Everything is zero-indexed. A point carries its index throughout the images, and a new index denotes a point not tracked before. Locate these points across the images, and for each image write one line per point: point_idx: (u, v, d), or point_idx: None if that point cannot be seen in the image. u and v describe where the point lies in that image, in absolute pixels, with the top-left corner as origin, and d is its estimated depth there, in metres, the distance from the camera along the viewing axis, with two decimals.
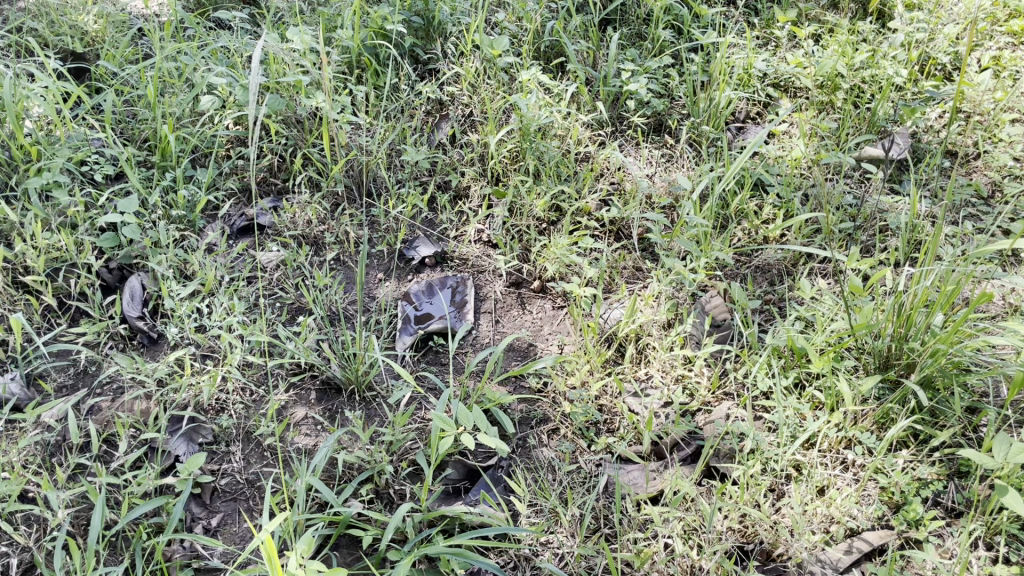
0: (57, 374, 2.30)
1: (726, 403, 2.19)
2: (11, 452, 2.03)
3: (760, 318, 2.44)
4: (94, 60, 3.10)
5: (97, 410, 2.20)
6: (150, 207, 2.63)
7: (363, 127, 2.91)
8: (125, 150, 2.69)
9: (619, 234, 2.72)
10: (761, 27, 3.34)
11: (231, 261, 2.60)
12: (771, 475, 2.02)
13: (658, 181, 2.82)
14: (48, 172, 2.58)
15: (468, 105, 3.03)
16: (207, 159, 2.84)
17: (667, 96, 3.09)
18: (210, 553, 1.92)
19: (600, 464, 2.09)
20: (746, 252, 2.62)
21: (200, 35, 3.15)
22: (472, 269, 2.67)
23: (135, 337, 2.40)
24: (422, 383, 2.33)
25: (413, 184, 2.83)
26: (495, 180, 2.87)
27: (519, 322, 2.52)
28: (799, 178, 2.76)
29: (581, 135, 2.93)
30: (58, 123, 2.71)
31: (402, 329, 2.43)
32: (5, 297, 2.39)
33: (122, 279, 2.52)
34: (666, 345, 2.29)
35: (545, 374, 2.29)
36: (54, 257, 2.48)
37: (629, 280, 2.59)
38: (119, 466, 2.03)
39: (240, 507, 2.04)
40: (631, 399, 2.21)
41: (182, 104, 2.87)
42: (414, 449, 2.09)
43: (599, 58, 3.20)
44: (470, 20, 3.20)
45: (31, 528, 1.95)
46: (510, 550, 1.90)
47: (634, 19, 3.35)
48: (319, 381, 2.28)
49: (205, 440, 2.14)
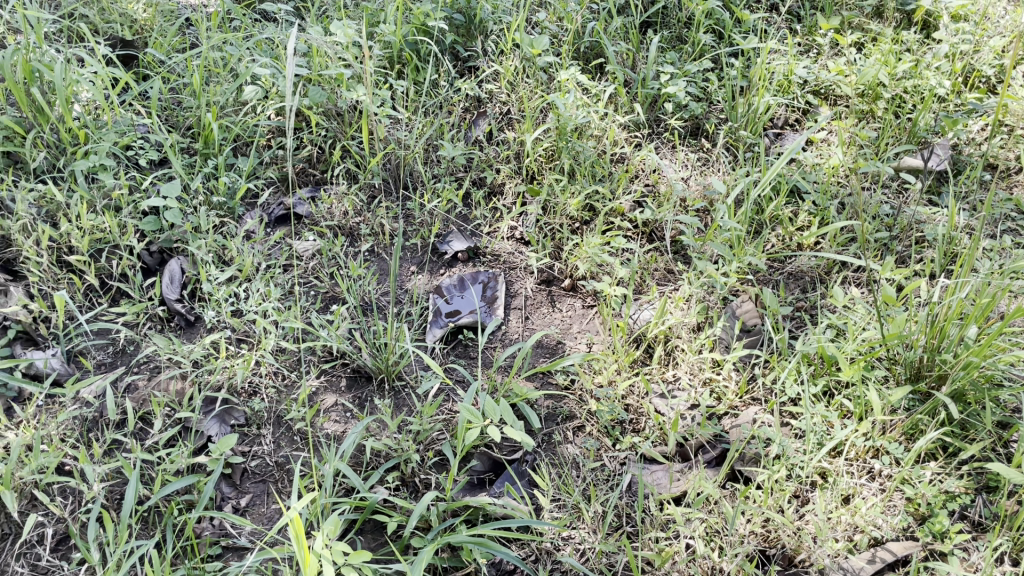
0: (97, 352, 2.37)
1: (753, 407, 2.19)
2: (50, 426, 2.09)
3: (792, 325, 2.43)
4: (141, 48, 3.18)
5: (134, 388, 2.25)
6: (192, 192, 2.70)
7: (402, 122, 2.95)
8: (170, 137, 2.76)
9: (652, 235, 2.73)
10: (803, 34, 3.34)
11: (268, 248, 2.65)
12: (796, 481, 2.01)
13: (693, 183, 2.82)
14: (95, 156, 2.67)
15: (506, 103, 3.07)
16: (248, 148, 2.91)
17: (705, 100, 3.10)
18: (238, 532, 1.96)
19: (624, 462, 2.11)
20: (779, 258, 2.60)
21: (246, 27, 3.22)
22: (504, 266, 2.69)
23: (173, 319, 2.45)
24: (450, 376, 2.36)
25: (449, 179, 2.86)
26: (530, 178, 2.89)
27: (549, 319, 2.53)
28: (836, 186, 2.74)
29: (618, 136, 2.95)
30: (106, 109, 2.79)
31: (432, 322, 2.47)
32: (50, 276, 2.46)
33: (162, 262, 2.58)
34: (694, 347, 2.29)
35: (573, 372, 2.29)
36: (97, 238, 2.54)
37: (660, 281, 2.60)
38: (153, 443, 2.08)
39: (269, 489, 2.08)
40: (658, 400, 2.22)
41: (226, 93, 2.93)
42: (441, 439, 2.11)
43: (639, 59, 3.22)
44: (511, 20, 3.23)
45: (67, 499, 2.00)
46: (532, 544, 1.91)
47: (674, 22, 3.36)
48: (350, 369, 2.32)
49: (237, 422, 2.18)
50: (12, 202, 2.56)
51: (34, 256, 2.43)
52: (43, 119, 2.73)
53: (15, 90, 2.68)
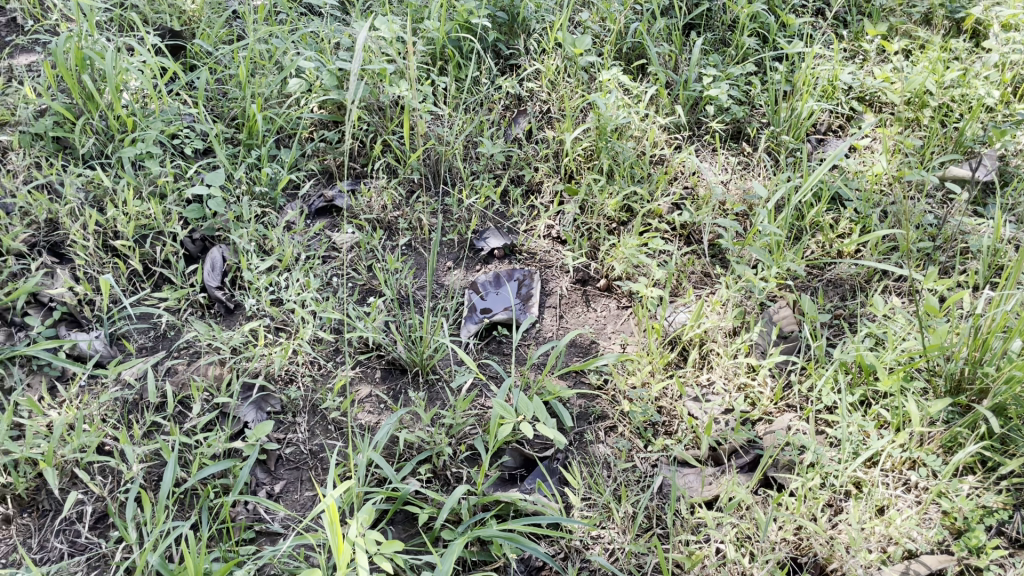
0: (139, 335, 2.41)
1: (788, 414, 2.18)
2: (92, 406, 2.14)
3: (830, 333, 2.41)
4: (189, 39, 3.23)
5: (173, 372, 2.29)
6: (235, 182, 2.74)
7: (442, 118, 2.97)
8: (215, 127, 2.81)
9: (690, 238, 2.71)
10: (850, 40, 3.31)
11: (308, 239, 2.68)
12: (830, 490, 1.99)
13: (733, 187, 2.81)
14: (142, 144, 2.73)
15: (546, 102, 3.08)
16: (291, 140, 2.95)
17: (748, 104, 3.08)
18: (271, 518, 1.99)
19: (655, 464, 2.10)
20: (819, 265, 2.58)
21: (292, 21, 3.26)
22: (540, 264, 2.70)
23: (213, 306, 2.49)
24: (484, 371, 2.37)
25: (487, 176, 2.88)
26: (569, 177, 2.89)
27: (583, 319, 2.53)
28: (878, 195, 2.71)
29: (658, 137, 2.94)
30: (153, 98, 2.85)
31: (467, 317, 2.48)
32: (96, 259, 2.51)
33: (204, 250, 2.62)
34: (730, 351, 2.28)
35: (606, 372, 2.29)
36: (142, 224, 2.59)
37: (696, 285, 2.58)
38: (191, 427, 2.12)
39: (302, 477, 2.10)
40: (691, 404, 2.21)
41: (271, 86, 2.97)
42: (473, 434, 2.12)
43: (681, 61, 3.20)
44: (554, 19, 3.24)
45: (106, 479, 2.03)
46: (561, 541, 1.91)
47: (718, 25, 3.34)
48: (385, 361, 2.35)
49: (273, 409, 2.21)
50: (60, 186, 2.65)
51: (80, 240, 2.49)
52: (93, 106, 2.79)
53: (67, 76, 2.75)
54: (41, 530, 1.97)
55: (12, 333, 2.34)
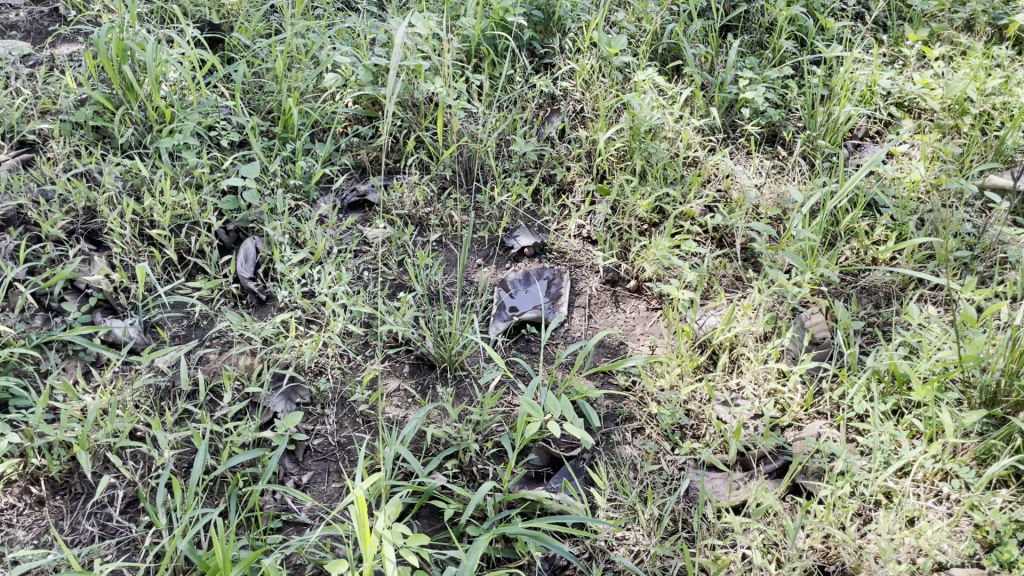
0: (172, 324, 2.44)
1: (818, 422, 2.16)
2: (125, 392, 2.17)
3: (863, 340, 2.38)
4: (227, 32, 3.27)
5: (205, 360, 2.31)
6: (270, 174, 2.77)
7: (476, 115, 2.97)
8: (251, 120, 2.84)
9: (722, 241, 2.69)
10: (889, 45, 3.28)
11: (339, 233, 2.70)
12: (859, 499, 1.97)
13: (767, 191, 2.79)
14: (180, 135, 2.76)
15: (580, 101, 3.07)
16: (325, 135, 2.97)
17: (784, 107, 3.05)
18: (298, 508, 2.00)
19: (682, 467, 2.09)
20: (853, 272, 2.55)
21: (329, 16, 3.28)
22: (570, 263, 2.69)
23: (246, 297, 2.52)
24: (512, 369, 2.37)
25: (519, 175, 2.88)
26: (601, 177, 2.89)
27: (612, 319, 2.53)
28: (915, 202, 2.67)
29: (692, 139, 2.92)
30: (192, 90, 2.89)
31: (496, 315, 2.48)
32: (132, 247, 2.54)
33: (238, 241, 2.65)
34: (761, 356, 2.26)
35: (634, 373, 2.28)
36: (178, 214, 2.62)
37: (727, 288, 2.57)
38: (222, 415, 2.14)
39: (330, 468, 2.12)
40: (720, 408, 2.19)
41: (307, 80, 3.00)
42: (500, 431, 2.13)
43: (717, 63, 3.18)
44: (589, 18, 3.24)
45: (138, 464, 2.06)
46: (586, 541, 1.91)
47: (756, 27, 3.32)
48: (414, 356, 2.36)
49: (302, 400, 2.23)
50: (99, 175, 2.70)
51: (117, 228, 2.53)
52: (132, 96, 2.83)
53: (108, 67, 2.79)
54: (73, 512, 2.00)
55: (49, 318, 2.38)
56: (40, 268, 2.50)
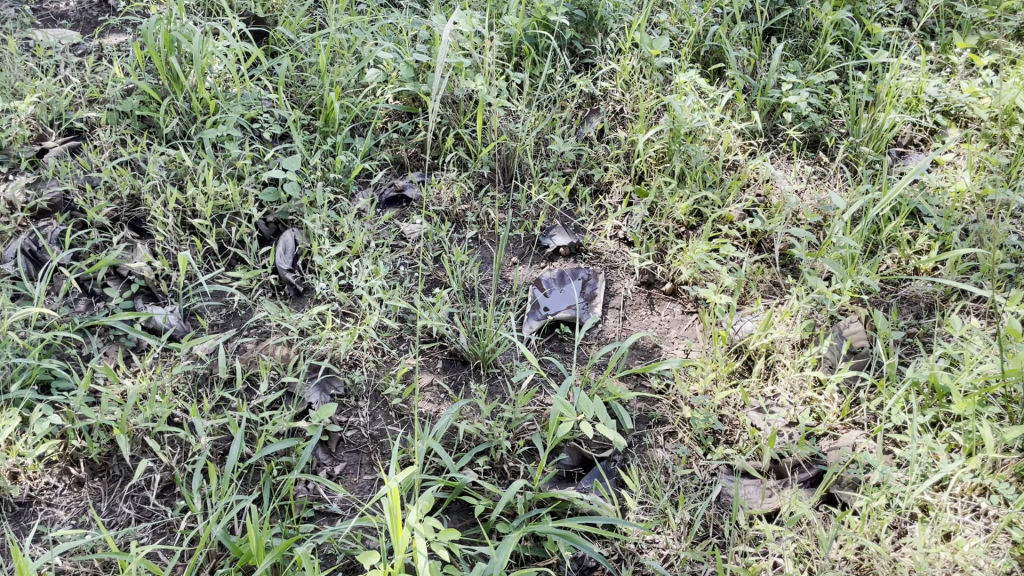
0: (211, 312, 2.48)
1: (854, 432, 2.13)
2: (164, 377, 2.20)
3: (902, 351, 2.34)
4: (272, 26, 3.31)
5: (243, 349, 2.34)
6: (311, 168, 2.80)
7: (515, 114, 2.98)
8: (293, 113, 2.87)
9: (760, 246, 2.67)
10: (937, 52, 3.23)
11: (377, 228, 2.72)
12: (895, 511, 1.94)
13: (807, 198, 2.76)
14: (223, 126, 2.80)
15: (619, 102, 3.06)
16: (365, 129, 2.99)
17: (827, 112, 3.01)
18: (330, 498, 2.02)
19: (714, 472, 2.08)
20: (893, 281, 2.52)
21: (372, 11, 3.31)
22: (606, 264, 2.69)
23: (284, 288, 2.54)
24: (545, 368, 2.38)
25: (557, 174, 2.87)
26: (639, 178, 2.88)
27: (646, 322, 2.52)
28: (960, 212, 2.62)
29: (732, 142, 2.89)
30: (236, 82, 2.93)
31: (530, 314, 2.48)
32: (174, 236, 2.59)
33: (277, 233, 2.68)
34: (797, 364, 2.24)
35: (668, 376, 2.27)
36: (220, 204, 2.65)
37: (765, 294, 2.54)
38: (258, 404, 2.17)
39: (362, 460, 2.14)
40: (754, 414, 2.18)
41: (350, 75, 3.02)
42: (531, 430, 2.13)
43: (760, 66, 3.16)
44: (632, 19, 3.23)
45: (175, 449, 2.08)
46: (616, 543, 1.90)
47: (801, 31, 3.29)
48: (447, 352, 2.38)
49: (337, 391, 2.25)
50: (143, 164, 2.75)
51: (161, 217, 2.57)
52: (178, 87, 2.88)
53: (155, 58, 2.84)
54: (110, 495, 2.04)
55: (92, 303, 2.43)
56: (84, 254, 2.55)
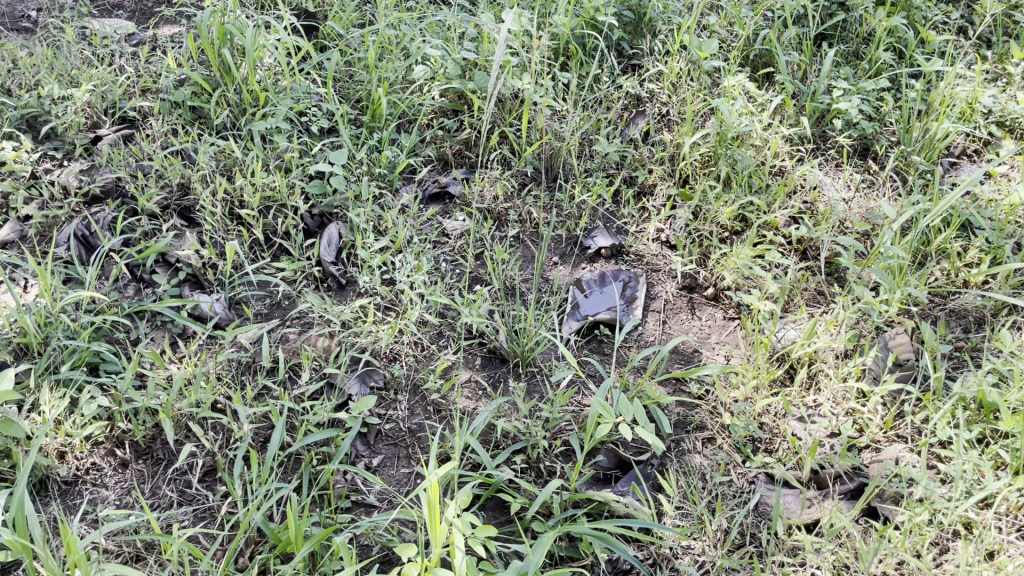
0: (256, 302, 2.51)
1: (897, 445, 2.10)
2: (208, 364, 2.24)
3: (949, 365, 2.30)
4: (322, 20, 3.35)
5: (286, 340, 2.38)
6: (357, 162, 2.83)
7: (560, 113, 2.98)
8: (341, 107, 2.90)
9: (806, 253, 2.64)
10: (993, 61, 3.16)
11: (420, 223, 2.73)
12: (937, 528, 1.90)
13: (855, 206, 2.72)
14: (272, 119, 2.84)
15: (666, 104, 3.05)
16: (411, 125, 3.01)
17: (878, 120, 2.97)
18: (368, 490, 2.05)
19: (752, 480, 2.06)
20: (942, 293, 2.47)
21: (421, 8, 3.32)
22: (647, 267, 2.67)
23: (327, 280, 2.57)
24: (583, 369, 2.37)
25: (601, 175, 2.87)
26: (683, 181, 2.86)
27: (687, 326, 2.50)
28: (1014, 225, 2.57)
29: (780, 148, 2.86)
30: (285, 75, 2.96)
31: (570, 314, 2.48)
32: (222, 225, 2.63)
33: (322, 225, 2.71)
34: (841, 374, 2.21)
35: (708, 382, 2.25)
36: (267, 196, 2.69)
37: (809, 302, 2.51)
38: (299, 394, 2.20)
39: (400, 453, 2.15)
40: (795, 424, 2.15)
41: (397, 71, 3.04)
42: (569, 430, 2.13)
43: (810, 72, 3.12)
44: (681, 21, 3.21)
45: (217, 435, 2.12)
46: (651, 547, 1.90)
47: (853, 37, 3.24)
48: (486, 350, 2.38)
49: (377, 384, 2.27)
50: (194, 154, 2.79)
51: (209, 206, 2.62)
52: (229, 79, 2.92)
53: (208, 49, 2.89)
54: (154, 477, 2.08)
55: (140, 289, 2.48)
56: (135, 240, 2.60)
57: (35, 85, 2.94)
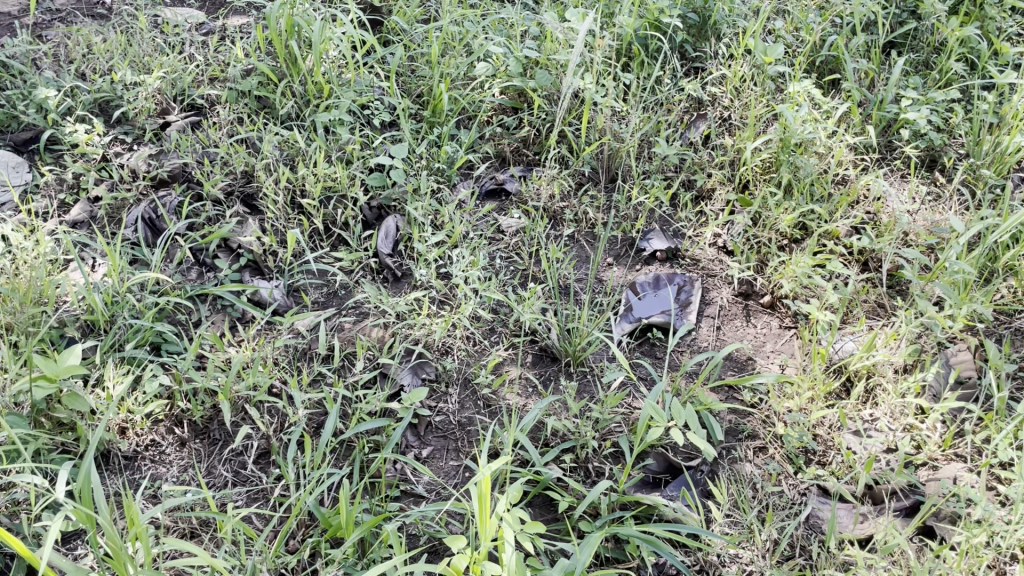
0: (313, 290, 2.55)
1: (956, 464, 2.06)
2: (266, 349, 2.28)
3: (1014, 385, 2.24)
4: (387, 15, 3.39)
5: (341, 328, 2.41)
6: (417, 156, 2.85)
7: (620, 114, 2.97)
8: (403, 102, 2.93)
9: (867, 264, 2.59)
10: None
11: (476, 220, 2.75)
12: (995, 551, 1.86)
13: (920, 218, 2.67)
14: (336, 111, 2.88)
15: (728, 108, 3.01)
16: (471, 122, 3.03)
17: (946, 131, 2.90)
18: (417, 480, 2.07)
19: (804, 492, 2.03)
20: (1008, 311, 2.41)
21: (485, 5, 3.34)
22: (703, 271, 2.65)
23: (382, 272, 2.60)
24: (635, 371, 2.36)
25: (659, 177, 2.85)
26: (743, 187, 2.83)
27: (741, 333, 2.47)
28: None
29: (844, 156, 2.81)
30: (350, 68, 3.01)
31: (623, 315, 2.47)
32: (283, 214, 2.67)
33: (380, 218, 2.74)
34: (899, 390, 2.17)
35: (762, 391, 2.23)
36: (328, 186, 2.73)
37: (868, 314, 2.47)
38: (353, 383, 2.23)
39: (449, 446, 2.17)
40: (851, 437, 2.12)
41: (460, 67, 3.06)
42: (618, 432, 2.13)
43: (878, 80, 3.06)
44: (746, 25, 3.18)
45: (272, 419, 2.16)
46: (699, 553, 1.88)
47: (924, 46, 3.17)
48: (538, 348, 2.39)
49: (428, 376, 2.29)
50: (258, 142, 2.85)
51: (272, 194, 2.67)
52: (295, 70, 2.97)
53: (277, 40, 2.94)
54: (210, 457, 2.12)
55: (202, 273, 2.54)
56: (199, 225, 2.66)
57: (108, 70, 3.03)
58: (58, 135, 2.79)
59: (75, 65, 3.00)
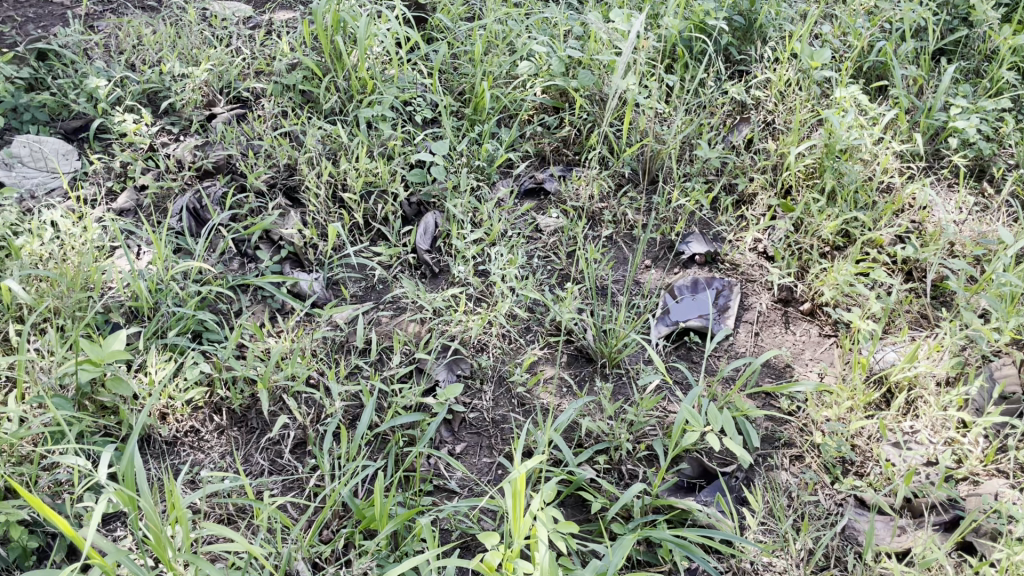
0: (351, 283, 2.58)
1: (997, 480, 2.02)
2: (304, 340, 2.31)
3: None
4: (432, 12, 3.41)
5: (379, 322, 2.43)
6: (457, 153, 2.86)
7: (662, 115, 2.95)
8: (445, 99, 2.94)
9: (911, 274, 2.55)
10: None
11: (514, 218, 2.75)
12: None
13: (966, 228, 2.62)
14: (379, 106, 2.90)
15: (772, 112, 2.98)
16: (512, 120, 3.03)
17: (996, 141, 2.85)
18: (450, 476, 2.08)
19: (841, 503, 2.01)
20: None
21: (529, 4, 3.35)
22: (742, 276, 2.62)
23: (420, 267, 2.62)
24: (671, 374, 2.35)
25: (700, 180, 2.83)
26: (784, 192, 2.80)
27: (780, 339, 2.45)
28: None
29: (890, 164, 2.77)
30: (393, 64, 3.03)
31: (659, 318, 2.46)
32: (324, 208, 2.70)
33: (419, 214, 2.76)
34: (941, 402, 2.13)
35: (800, 399, 2.21)
36: (369, 181, 2.75)
37: (911, 325, 2.44)
38: (389, 376, 2.25)
39: (482, 443, 2.18)
40: (890, 449, 2.09)
41: (502, 65, 3.07)
42: (653, 435, 2.12)
43: (927, 87, 3.01)
44: (793, 28, 3.15)
45: (309, 410, 2.19)
46: (732, 560, 1.86)
47: (975, 53, 3.12)
48: (573, 348, 2.38)
49: (463, 372, 2.29)
50: (302, 136, 2.88)
51: (314, 188, 2.69)
52: (340, 65, 3.00)
53: (323, 36, 2.97)
54: (247, 445, 2.15)
55: (244, 263, 2.57)
56: (241, 216, 2.70)
57: (157, 61, 3.09)
58: (107, 124, 2.84)
59: (125, 56, 3.06)
